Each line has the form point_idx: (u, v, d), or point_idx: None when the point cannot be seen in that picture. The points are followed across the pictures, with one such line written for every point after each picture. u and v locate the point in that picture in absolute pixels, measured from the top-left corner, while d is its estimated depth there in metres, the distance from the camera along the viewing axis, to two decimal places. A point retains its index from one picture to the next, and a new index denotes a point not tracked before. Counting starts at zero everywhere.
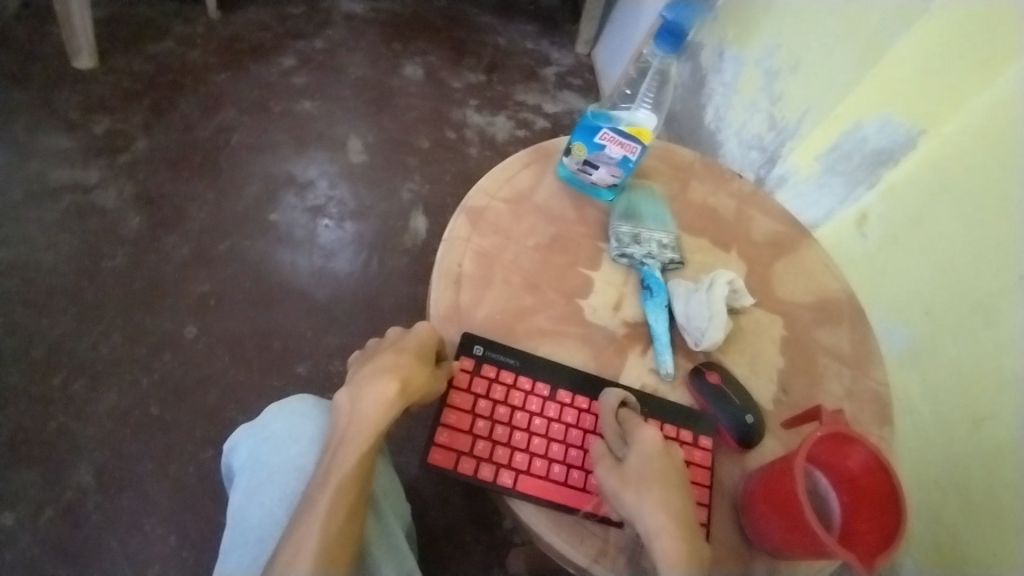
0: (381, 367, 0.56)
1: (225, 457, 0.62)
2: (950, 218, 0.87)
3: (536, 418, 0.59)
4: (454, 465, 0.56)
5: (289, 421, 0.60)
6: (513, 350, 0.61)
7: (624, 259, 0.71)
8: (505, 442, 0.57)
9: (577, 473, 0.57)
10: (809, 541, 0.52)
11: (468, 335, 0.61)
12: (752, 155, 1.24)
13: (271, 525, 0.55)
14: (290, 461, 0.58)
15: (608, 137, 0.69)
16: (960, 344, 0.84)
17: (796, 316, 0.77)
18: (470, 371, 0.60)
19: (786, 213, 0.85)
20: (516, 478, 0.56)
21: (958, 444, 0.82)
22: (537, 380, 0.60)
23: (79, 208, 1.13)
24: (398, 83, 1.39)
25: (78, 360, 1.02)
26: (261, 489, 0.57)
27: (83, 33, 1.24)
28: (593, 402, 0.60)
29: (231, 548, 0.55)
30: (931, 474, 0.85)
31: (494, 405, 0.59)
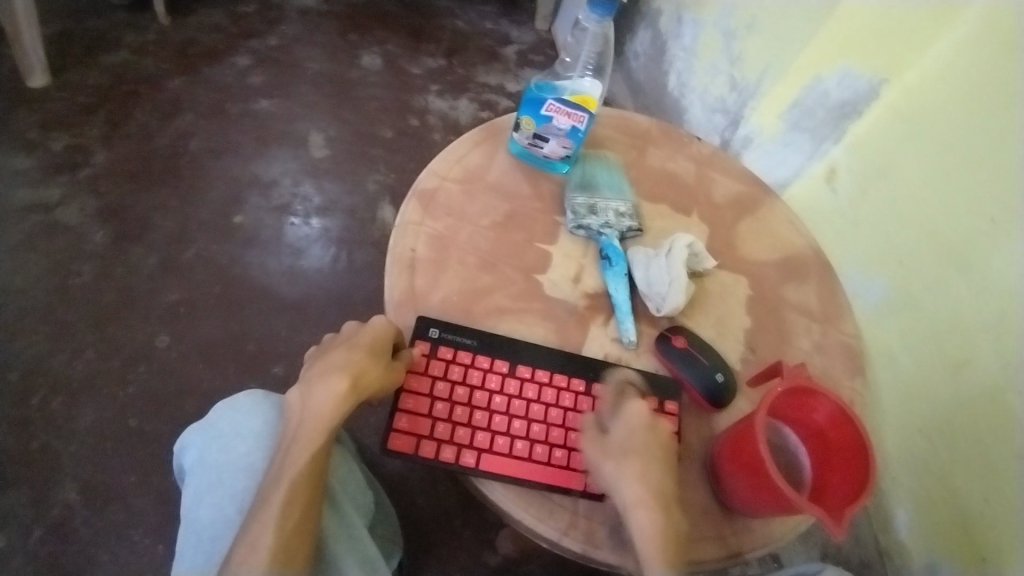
0: (331, 364, 0.55)
1: (177, 459, 0.62)
2: (918, 166, 0.87)
3: (496, 396, 0.59)
4: (415, 449, 0.56)
5: (236, 419, 0.60)
6: (470, 330, 0.61)
7: (582, 230, 0.70)
8: (465, 422, 0.57)
9: (541, 447, 0.57)
10: (777, 498, 0.52)
11: (423, 318, 0.60)
12: (716, 119, 1.23)
13: (225, 524, 0.55)
14: (239, 459, 0.58)
15: (554, 108, 0.68)
16: (935, 291, 0.84)
17: (761, 274, 0.76)
18: (426, 353, 0.59)
19: (746, 172, 0.85)
20: (478, 458, 0.56)
21: (941, 391, 0.82)
22: (495, 358, 0.60)
23: (43, 227, 1.12)
24: (357, 74, 1.37)
25: (53, 379, 1.01)
26: (212, 489, 0.56)
27: (33, 49, 1.22)
28: (553, 376, 0.60)
29: (185, 549, 0.55)
30: (915, 422, 0.85)
31: (453, 386, 0.58)
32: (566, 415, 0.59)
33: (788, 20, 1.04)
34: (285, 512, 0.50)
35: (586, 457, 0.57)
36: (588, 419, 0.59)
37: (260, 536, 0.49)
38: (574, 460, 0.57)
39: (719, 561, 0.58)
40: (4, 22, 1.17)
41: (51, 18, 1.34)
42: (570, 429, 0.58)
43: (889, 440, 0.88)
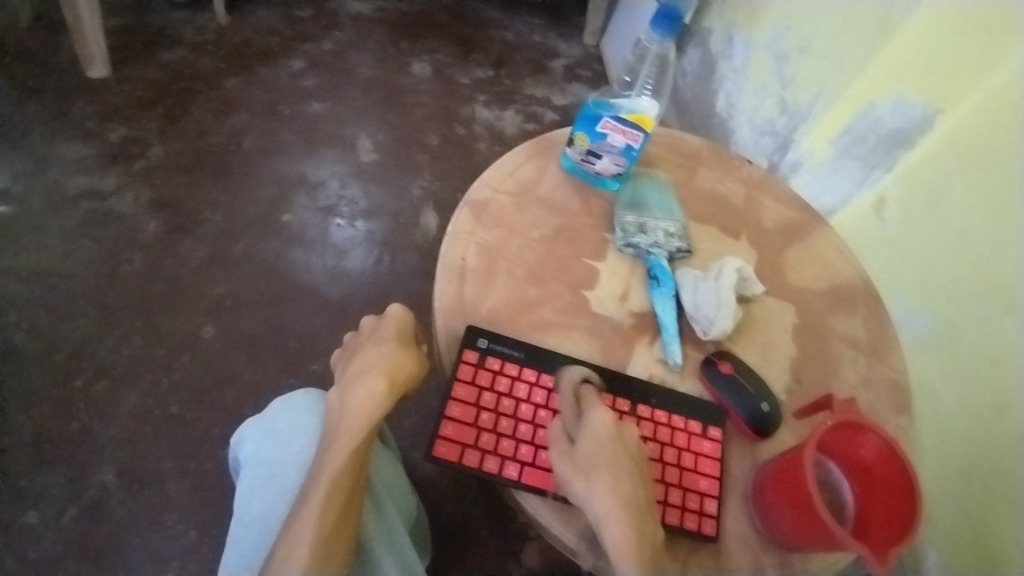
0: (368, 363, 0.56)
1: (234, 452, 0.63)
2: (969, 200, 0.85)
3: (541, 410, 0.59)
4: (459, 458, 0.56)
5: (291, 416, 0.61)
6: (517, 342, 0.61)
7: (630, 249, 0.70)
8: (510, 434, 0.57)
9: None
10: (823, 533, 0.51)
11: (473, 328, 0.61)
12: (764, 141, 1.22)
13: (273, 519, 0.56)
14: (293, 456, 0.59)
15: (610, 126, 0.69)
16: (980, 329, 0.82)
17: (809, 304, 0.76)
18: (474, 363, 0.60)
19: (796, 198, 0.84)
20: (521, 471, 0.56)
21: (982, 432, 0.80)
22: (542, 372, 0.60)
23: (97, 214, 1.16)
24: (407, 81, 1.39)
25: (99, 363, 1.04)
26: (265, 483, 0.57)
27: (96, 42, 1.26)
28: (598, 393, 0.60)
29: (235, 541, 0.55)
30: (953, 462, 0.83)
31: (499, 397, 0.59)
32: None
33: (843, 47, 1.03)
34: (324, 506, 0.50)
35: None
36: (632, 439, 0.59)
37: (300, 531, 0.49)
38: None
39: None
40: (69, 16, 1.22)
41: (115, 14, 1.39)
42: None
43: (924, 478, 0.86)
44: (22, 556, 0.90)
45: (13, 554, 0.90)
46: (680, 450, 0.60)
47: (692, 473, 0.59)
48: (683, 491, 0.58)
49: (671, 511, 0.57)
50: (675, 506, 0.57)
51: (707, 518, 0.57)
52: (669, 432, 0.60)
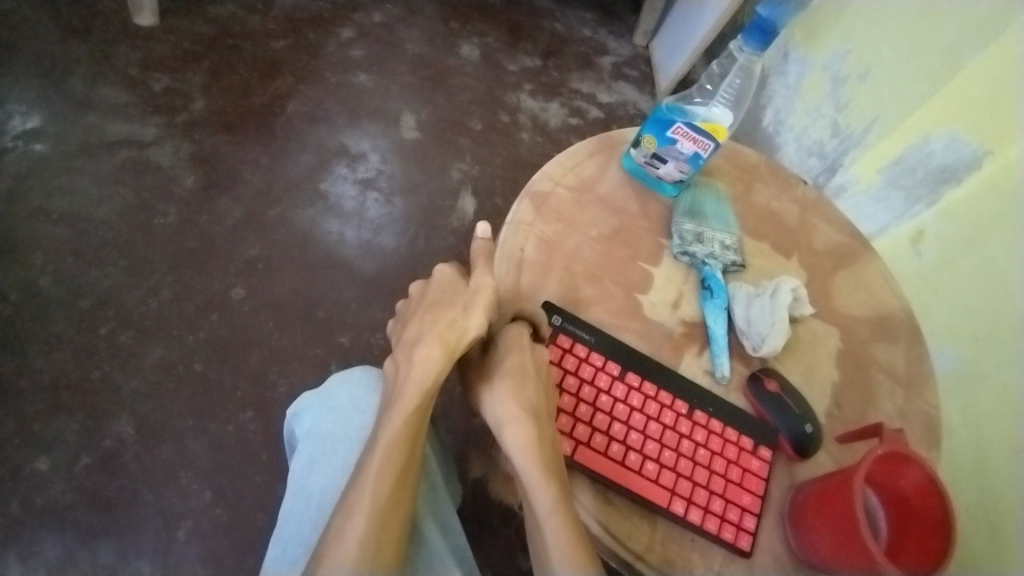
0: (422, 330, 0.58)
1: (287, 426, 0.62)
2: (1005, 243, 0.85)
3: (602, 395, 0.59)
4: None
5: (352, 392, 0.60)
6: (590, 326, 0.61)
7: (686, 257, 0.70)
8: (570, 411, 0.58)
9: (634, 455, 0.57)
10: (859, 559, 0.51)
11: (549, 304, 0.62)
12: (811, 162, 1.22)
13: (332, 494, 0.55)
14: (353, 431, 0.58)
15: (681, 131, 0.68)
16: (1004, 371, 0.82)
17: (853, 330, 0.75)
18: (547, 337, 0.61)
19: (848, 224, 0.84)
20: (575, 448, 0.57)
21: (991, 473, 0.81)
22: (609, 359, 0.60)
23: (134, 163, 1.15)
24: (454, 62, 1.38)
25: (126, 313, 1.03)
26: (324, 458, 0.56)
27: None
28: (659, 391, 0.60)
29: (291, 516, 0.54)
30: (962, 501, 0.83)
31: (565, 374, 0.59)
32: (664, 432, 0.59)
33: (903, 77, 1.03)
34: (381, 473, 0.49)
35: (674, 478, 0.57)
36: (685, 442, 0.59)
37: (358, 497, 0.48)
38: (663, 477, 0.57)
39: None
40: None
41: None
42: (665, 446, 0.58)
43: None
44: (32, 500, 0.90)
45: (22, 497, 0.90)
46: (729, 462, 0.59)
47: (737, 486, 0.59)
48: (725, 501, 0.58)
49: (711, 518, 0.57)
50: (715, 514, 0.57)
51: (744, 532, 0.57)
52: (721, 443, 0.60)
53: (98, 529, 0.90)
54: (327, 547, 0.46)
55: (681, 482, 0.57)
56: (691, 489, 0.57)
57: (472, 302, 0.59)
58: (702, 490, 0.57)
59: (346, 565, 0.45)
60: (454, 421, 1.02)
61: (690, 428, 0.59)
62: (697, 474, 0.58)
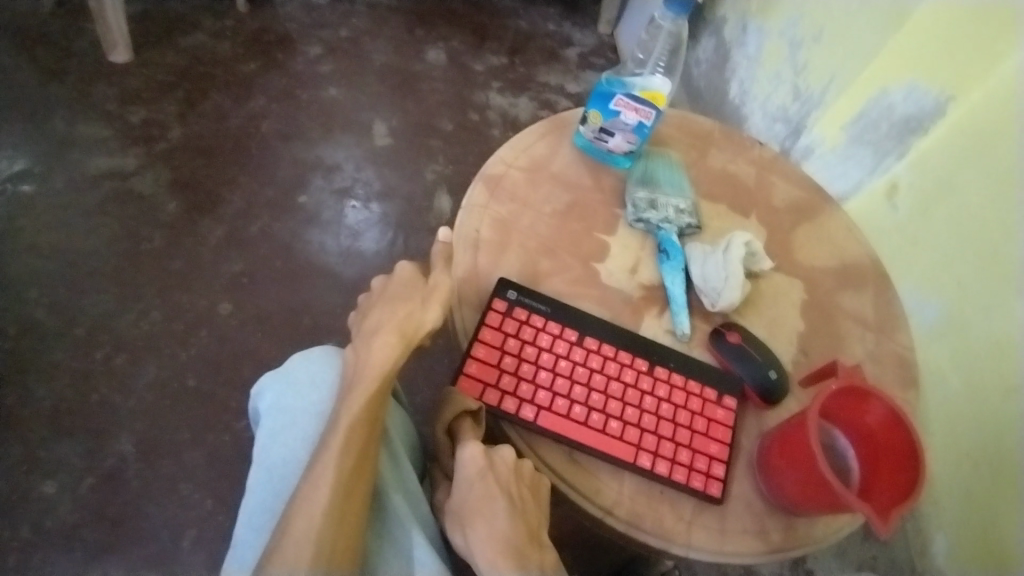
0: (381, 319, 0.60)
1: (251, 402, 0.63)
2: (982, 186, 0.86)
3: (562, 361, 0.61)
4: (480, 395, 0.58)
5: (311, 368, 0.61)
6: (545, 297, 0.63)
7: (641, 224, 0.72)
8: (530, 379, 0.59)
9: (597, 416, 0.59)
10: (827, 495, 0.52)
11: (503, 280, 0.64)
12: (776, 127, 1.23)
13: (294, 465, 0.57)
14: (312, 406, 0.60)
15: (623, 103, 0.70)
16: (990, 313, 0.84)
17: (817, 281, 0.76)
18: (502, 310, 0.62)
19: (807, 179, 0.85)
20: (537, 413, 0.58)
21: (991, 415, 0.83)
22: (565, 326, 0.62)
23: (118, 193, 1.18)
24: (422, 68, 1.41)
25: (119, 336, 1.07)
26: (285, 431, 0.58)
27: (116, 27, 1.29)
28: (618, 351, 0.62)
29: (255, 485, 0.56)
30: (962, 446, 0.86)
31: (523, 344, 0.61)
32: (625, 390, 0.60)
33: (856, 34, 1.05)
34: (344, 451, 0.52)
35: (639, 433, 0.59)
36: (647, 398, 0.61)
37: (322, 472, 0.51)
38: (627, 433, 0.59)
39: (760, 555, 0.57)
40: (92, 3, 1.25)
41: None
42: (627, 403, 0.60)
43: (937, 462, 0.89)
44: (41, 523, 0.93)
45: (32, 521, 0.93)
46: (693, 413, 0.61)
47: (703, 436, 0.60)
48: (692, 451, 0.59)
49: (679, 469, 0.58)
50: (682, 464, 0.59)
51: (714, 480, 0.58)
52: (683, 395, 0.61)
53: (106, 545, 0.93)
54: (290, 518, 0.49)
55: (645, 437, 0.59)
56: (656, 442, 0.59)
57: (430, 295, 0.61)
58: (667, 442, 0.59)
59: (311, 534, 0.48)
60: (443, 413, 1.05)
61: (651, 384, 0.61)
62: (661, 427, 0.60)
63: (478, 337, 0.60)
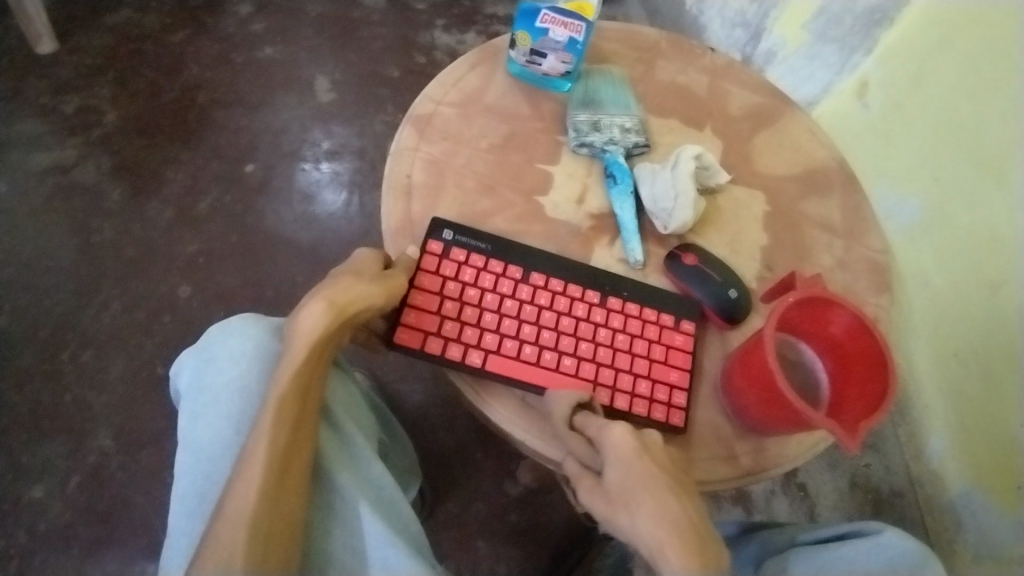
0: (315, 289, 0.54)
1: (174, 382, 0.61)
2: (959, 73, 0.81)
3: (507, 300, 0.58)
4: (421, 344, 0.56)
5: (229, 343, 0.58)
6: (485, 234, 0.60)
7: (585, 149, 0.67)
8: (474, 323, 0.57)
9: (549, 354, 0.57)
10: (791, 414, 0.51)
11: (437, 220, 0.60)
12: (736, 34, 1.16)
13: (222, 444, 0.55)
14: (233, 382, 0.57)
15: (549, 18, 0.66)
16: (970, 206, 0.80)
17: (780, 191, 0.72)
18: (439, 252, 0.59)
19: (765, 83, 0.79)
20: (485, 358, 0.56)
21: (974, 309, 0.81)
22: (509, 264, 0.59)
23: (63, 188, 1.13)
24: (360, 14, 1.33)
25: (84, 333, 1.04)
26: (208, 411, 0.56)
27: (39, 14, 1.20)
28: (567, 285, 0.59)
29: (185, 469, 0.55)
30: (952, 345, 0.84)
31: (464, 287, 0.58)
32: (578, 325, 0.58)
33: None
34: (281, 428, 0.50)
35: (595, 368, 0.57)
36: (601, 330, 0.58)
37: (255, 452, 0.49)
38: (582, 368, 0.57)
39: (729, 480, 0.56)
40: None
41: None
42: (581, 338, 0.58)
43: (923, 363, 0.89)
44: (34, 528, 0.92)
45: (26, 525, 0.92)
46: (651, 342, 0.58)
47: (661, 365, 0.58)
48: (651, 382, 0.57)
49: (638, 402, 0.56)
50: (643, 397, 0.57)
51: (676, 410, 0.57)
52: (639, 325, 0.59)
53: (101, 540, 0.92)
54: (223, 504, 0.47)
55: (602, 371, 0.57)
56: (614, 375, 0.57)
57: (381, 275, 0.56)
58: (624, 375, 0.57)
59: (246, 515, 0.47)
60: (420, 370, 1.03)
61: (605, 316, 0.59)
62: (618, 359, 0.57)
63: (414, 283, 0.58)
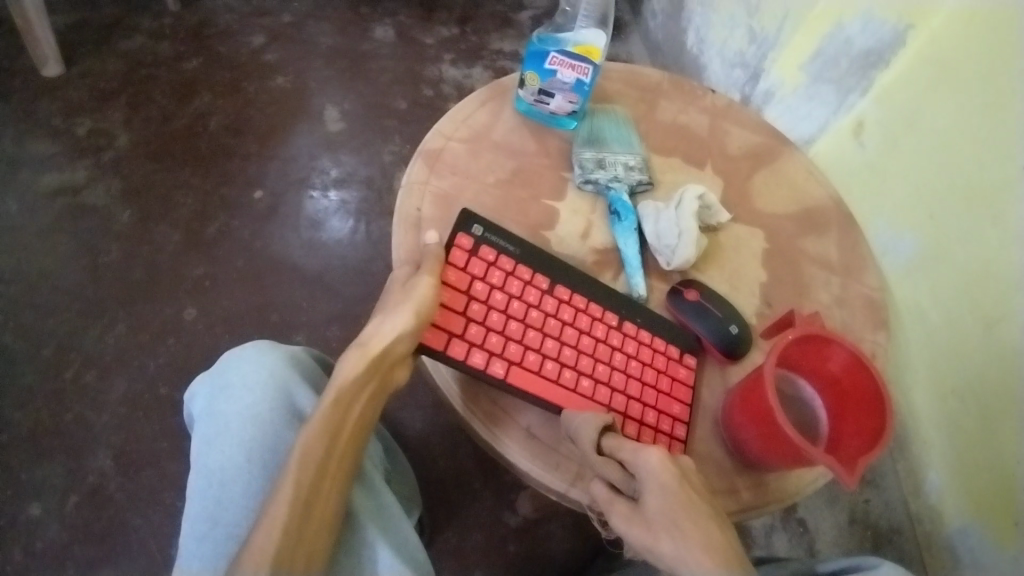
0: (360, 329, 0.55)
1: (187, 408, 0.63)
2: (949, 114, 0.83)
3: (532, 311, 0.59)
4: (445, 347, 0.56)
5: (242, 370, 0.60)
6: (513, 236, 0.61)
7: (590, 186, 0.69)
8: (498, 330, 0.58)
9: (569, 373, 0.58)
10: (791, 449, 0.52)
11: (467, 214, 0.60)
12: (735, 74, 1.21)
13: (233, 470, 0.56)
14: (245, 409, 0.58)
15: (558, 61, 0.67)
16: (967, 243, 0.82)
17: (779, 229, 0.74)
18: (468, 249, 0.59)
19: (764, 123, 0.81)
20: (507, 369, 0.57)
21: (969, 345, 0.83)
22: (537, 273, 0.61)
23: (73, 209, 1.15)
24: (370, 47, 1.37)
25: (87, 353, 1.04)
26: (219, 437, 0.57)
27: (47, 42, 1.23)
28: (590, 304, 0.61)
29: (195, 494, 0.55)
30: (949, 380, 0.86)
31: (491, 289, 0.58)
32: (596, 346, 0.59)
33: None
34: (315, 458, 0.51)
35: (609, 393, 0.58)
36: (617, 355, 0.60)
37: (281, 486, 0.50)
38: (598, 393, 0.58)
39: (731, 514, 0.57)
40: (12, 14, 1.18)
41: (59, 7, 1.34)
42: (598, 361, 0.59)
43: (919, 398, 0.90)
44: (29, 547, 0.92)
45: (20, 544, 0.92)
46: (659, 372, 0.60)
47: (667, 396, 0.60)
48: (657, 412, 0.58)
49: (645, 431, 0.58)
50: (649, 426, 0.58)
51: (677, 441, 0.58)
52: (650, 353, 0.61)
53: (96, 562, 0.92)
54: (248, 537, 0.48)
55: (616, 397, 0.58)
56: (626, 402, 0.58)
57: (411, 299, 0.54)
58: (636, 403, 0.58)
59: (268, 551, 0.47)
60: (421, 397, 1.04)
61: (621, 341, 0.60)
62: (631, 386, 0.59)
63: (443, 279, 0.57)
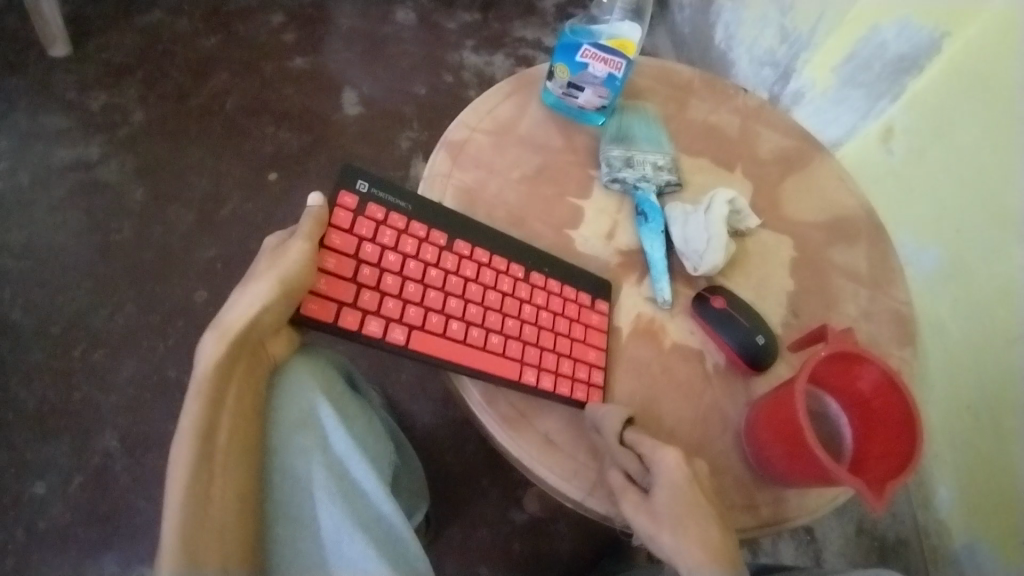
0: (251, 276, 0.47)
1: None
2: (977, 127, 0.81)
3: (431, 269, 0.55)
4: (335, 318, 0.50)
5: None
6: (400, 192, 0.57)
7: (616, 184, 0.67)
8: (395, 294, 0.53)
9: (475, 331, 0.55)
10: (814, 468, 0.50)
11: (349, 171, 0.55)
12: (764, 72, 1.16)
13: None
14: None
15: (590, 54, 0.65)
16: (989, 260, 0.80)
17: (808, 237, 0.72)
18: (353, 207, 0.54)
19: (797, 126, 0.79)
20: (408, 335, 0.53)
21: (989, 362, 0.80)
22: (431, 228, 0.57)
23: (85, 185, 1.14)
24: (391, 30, 1.34)
25: (96, 333, 1.03)
26: None
27: (54, 20, 1.19)
28: (491, 257, 0.59)
29: None
30: (965, 398, 0.84)
31: (382, 250, 0.54)
32: (503, 299, 0.58)
33: None
34: (208, 431, 0.43)
35: (521, 346, 0.57)
36: (526, 308, 0.58)
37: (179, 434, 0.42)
38: (510, 347, 0.56)
39: (748, 530, 0.56)
40: None
41: None
42: (507, 315, 0.57)
43: (934, 416, 0.88)
44: (33, 526, 0.91)
45: (25, 523, 0.91)
46: (571, 321, 0.59)
47: (582, 343, 0.59)
48: (573, 361, 0.58)
49: (562, 381, 0.57)
50: (566, 376, 0.57)
51: (595, 389, 0.58)
52: (560, 303, 0.60)
53: (99, 543, 0.91)
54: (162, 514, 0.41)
55: (528, 350, 0.57)
56: (539, 354, 0.57)
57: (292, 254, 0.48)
58: (550, 354, 0.58)
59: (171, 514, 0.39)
60: (431, 390, 1.03)
61: (530, 292, 0.59)
62: (543, 338, 0.58)
63: (325, 242, 0.52)
